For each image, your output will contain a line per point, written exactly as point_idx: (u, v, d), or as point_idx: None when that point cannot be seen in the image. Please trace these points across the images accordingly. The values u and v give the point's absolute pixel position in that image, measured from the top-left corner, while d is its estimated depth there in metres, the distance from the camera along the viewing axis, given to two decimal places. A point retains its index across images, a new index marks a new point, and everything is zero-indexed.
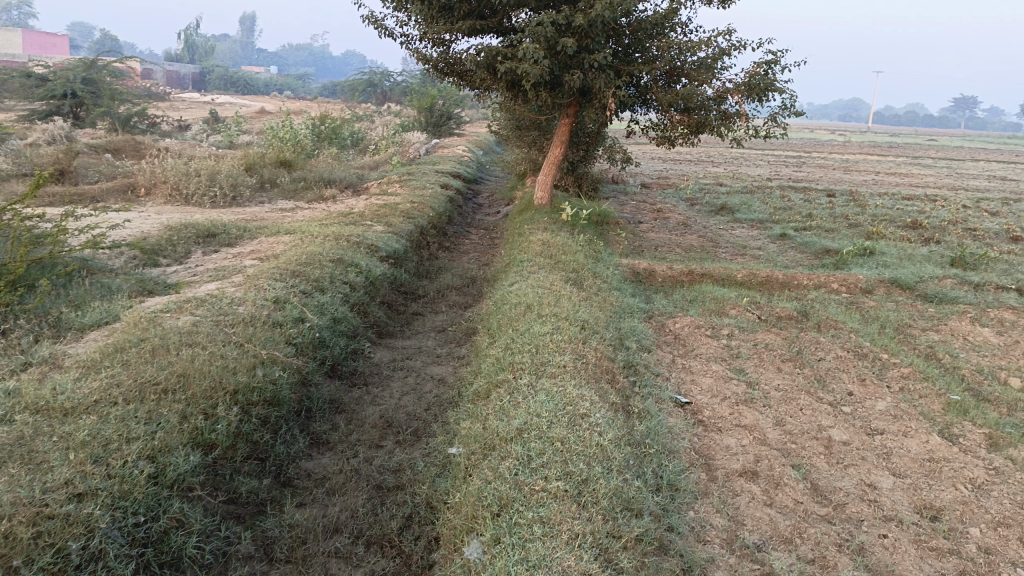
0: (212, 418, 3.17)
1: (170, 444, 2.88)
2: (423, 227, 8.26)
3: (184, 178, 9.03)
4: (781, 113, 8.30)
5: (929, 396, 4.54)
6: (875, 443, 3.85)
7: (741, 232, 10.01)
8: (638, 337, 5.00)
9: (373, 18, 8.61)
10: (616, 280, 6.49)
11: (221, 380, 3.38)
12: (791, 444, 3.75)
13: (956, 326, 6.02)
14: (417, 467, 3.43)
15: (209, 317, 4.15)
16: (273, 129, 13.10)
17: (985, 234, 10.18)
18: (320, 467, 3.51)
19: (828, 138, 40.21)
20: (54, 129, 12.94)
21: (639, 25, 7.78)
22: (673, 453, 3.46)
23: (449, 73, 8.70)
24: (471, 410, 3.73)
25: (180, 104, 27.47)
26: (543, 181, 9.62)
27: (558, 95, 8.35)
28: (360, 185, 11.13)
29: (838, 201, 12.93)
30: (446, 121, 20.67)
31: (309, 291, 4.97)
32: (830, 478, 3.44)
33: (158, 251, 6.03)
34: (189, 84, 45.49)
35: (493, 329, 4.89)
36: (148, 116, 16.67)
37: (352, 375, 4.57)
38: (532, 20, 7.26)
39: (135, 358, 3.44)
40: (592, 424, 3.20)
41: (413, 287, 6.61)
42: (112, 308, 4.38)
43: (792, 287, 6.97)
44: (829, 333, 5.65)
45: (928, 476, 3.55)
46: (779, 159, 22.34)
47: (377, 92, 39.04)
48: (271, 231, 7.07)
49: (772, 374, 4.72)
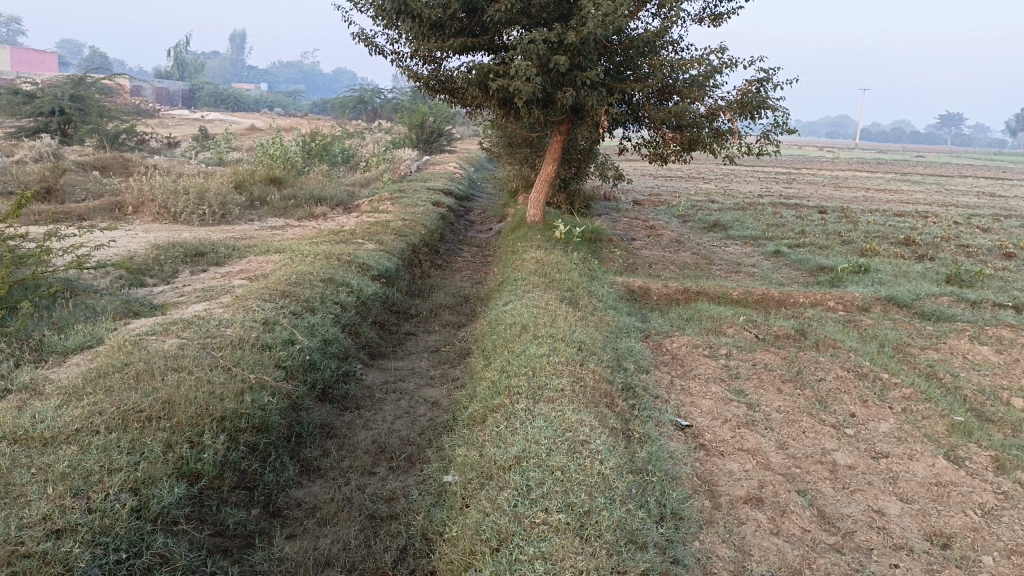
0: (198, 447, 3.06)
1: (154, 475, 2.76)
2: (415, 245, 8.17)
3: (173, 196, 8.92)
4: (774, 130, 8.29)
5: (932, 417, 4.47)
6: (880, 467, 3.76)
7: (735, 249, 9.96)
8: (635, 358, 4.91)
9: (364, 36, 8.57)
10: (612, 298, 6.40)
11: (208, 406, 3.26)
12: (796, 468, 3.65)
13: (954, 344, 5.96)
14: (412, 496, 3.31)
15: (195, 340, 4.03)
16: (264, 146, 13.02)
17: (978, 251, 10.18)
18: (311, 495, 3.38)
19: (815, 155, 40.49)
20: (41, 146, 12.80)
21: (631, 43, 7.72)
22: (676, 480, 3.35)
23: (440, 90, 8.64)
24: (467, 436, 3.62)
25: (170, 122, 27.33)
26: (535, 198, 9.55)
27: (550, 112, 8.30)
28: (351, 203, 11.04)
29: (830, 217, 12.93)
30: (437, 138, 20.67)
31: (300, 312, 4.86)
32: (837, 505, 3.34)
33: (145, 270, 5.91)
34: (179, 102, 45.44)
35: (488, 350, 4.79)
36: (138, 133, 16.58)
37: (343, 399, 4.45)
38: (524, 38, 7.21)
39: (118, 384, 3.32)
40: (593, 451, 3.10)
41: (405, 306, 6.51)
42: (96, 331, 4.26)
43: (788, 305, 6.91)
44: (827, 352, 5.57)
45: (937, 502, 3.45)
46: (770, 175, 22.43)
47: (368, 109, 39.10)
48: (260, 250, 6.96)
49: (773, 395, 4.64)
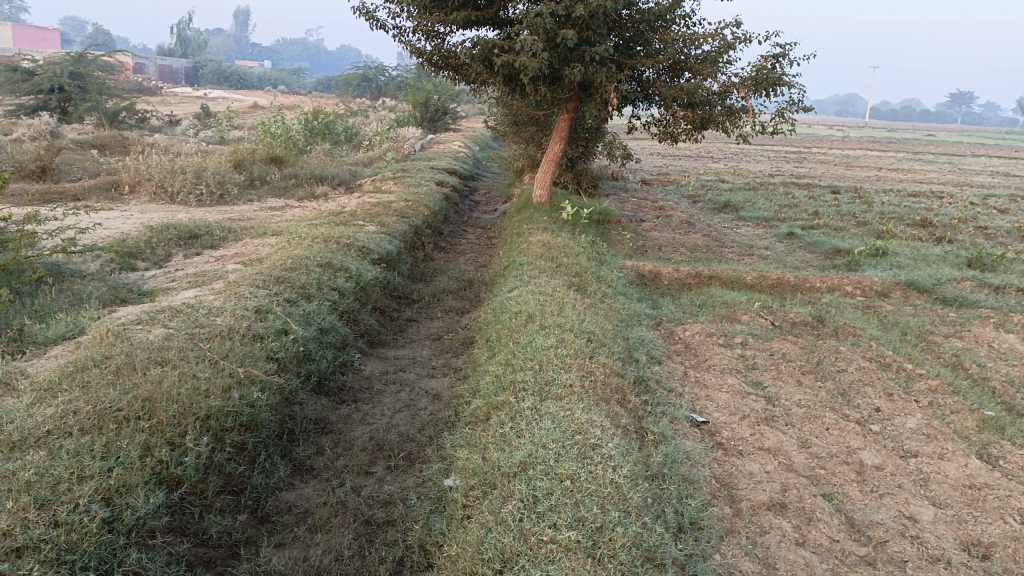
0: (179, 449, 2.84)
1: (130, 483, 2.55)
2: (417, 227, 7.92)
3: (170, 175, 8.68)
4: (790, 108, 7.97)
5: (961, 412, 4.21)
6: (910, 468, 3.52)
7: (747, 231, 9.69)
8: (647, 349, 4.67)
9: (364, 10, 8.27)
10: (621, 284, 6.15)
11: (192, 404, 3.04)
12: (820, 469, 3.42)
13: (979, 332, 5.69)
14: (410, 501, 3.09)
15: (183, 330, 3.79)
16: (266, 124, 12.74)
17: (996, 233, 9.87)
18: (303, 498, 3.16)
19: (826, 133, 39.85)
20: (39, 124, 12.53)
21: (642, 17, 7.44)
22: (693, 484, 3.13)
23: (444, 66, 8.34)
24: (469, 436, 3.39)
25: (174, 100, 27.02)
26: (541, 178, 9.27)
27: (558, 89, 8.01)
28: (353, 182, 10.77)
29: (843, 198, 12.59)
30: (441, 116, 20.31)
31: (295, 299, 4.62)
32: (866, 511, 3.11)
33: (135, 254, 5.69)
34: (182, 79, 45.08)
35: (492, 340, 4.55)
36: (138, 112, 16.31)
37: (340, 391, 4.22)
38: (531, 11, 6.88)
39: (96, 380, 3.10)
40: (605, 457, 2.86)
41: (407, 291, 6.27)
42: (78, 320, 4.04)
43: (804, 290, 6.63)
44: (847, 341, 5.32)
45: (972, 507, 3.22)
46: (780, 154, 21.98)
47: (372, 87, 38.65)
48: (257, 232, 6.72)
49: (793, 388, 4.40)
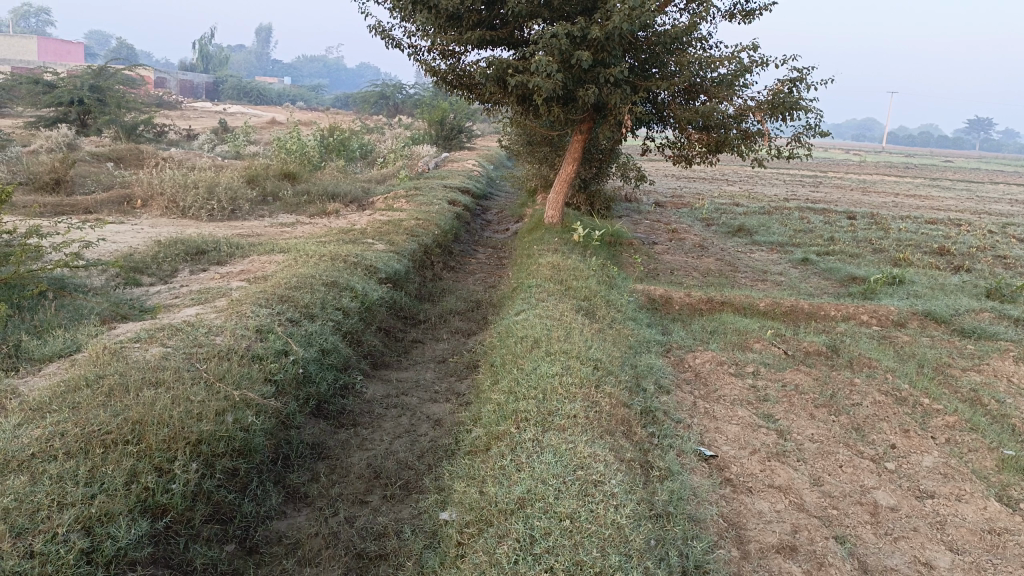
0: (167, 475, 2.77)
1: (112, 511, 2.48)
2: (427, 246, 7.86)
3: (182, 190, 8.68)
4: (806, 133, 7.85)
5: (981, 451, 4.06)
6: (926, 510, 3.38)
7: (761, 256, 9.55)
8: (656, 377, 4.56)
9: (380, 28, 8.28)
10: (631, 308, 6.04)
11: (183, 428, 2.96)
12: (832, 509, 3.29)
13: (999, 366, 5.52)
14: (404, 534, 2.99)
15: (180, 350, 3.72)
16: (281, 140, 12.78)
17: (1016, 263, 9.69)
18: (294, 528, 3.07)
19: (842, 157, 39.76)
20: (57, 136, 12.63)
21: (658, 39, 7.36)
22: (700, 523, 3.00)
23: (458, 85, 8.32)
24: (468, 467, 3.28)
25: (193, 113, 27.35)
26: (554, 199, 9.21)
27: (572, 110, 7.95)
28: (366, 199, 10.74)
29: (859, 224, 12.44)
30: (457, 134, 20.36)
31: (298, 319, 4.55)
32: (879, 555, 2.98)
33: (141, 269, 5.66)
34: (202, 94, 45.63)
35: (497, 365, 4.45)
36: (156, 126, 16.46)
37: (339, 415, 4.14)
38: (546, 31, 6.84)
39: (87, 401, 3.03)
40: (607, 495, 2.75)
41: (413, 311, 6.19)
42: (76, 336, 3.98)
43: (819, 318, 6.50)
44: (862, 372, 5.17)
45: (992, 554, 3.07)
46: (796, 178, 21.86)
47: (389, 104, 38.96)
48: (265, 248, 6.66)
49: (805, 421, 4.26)
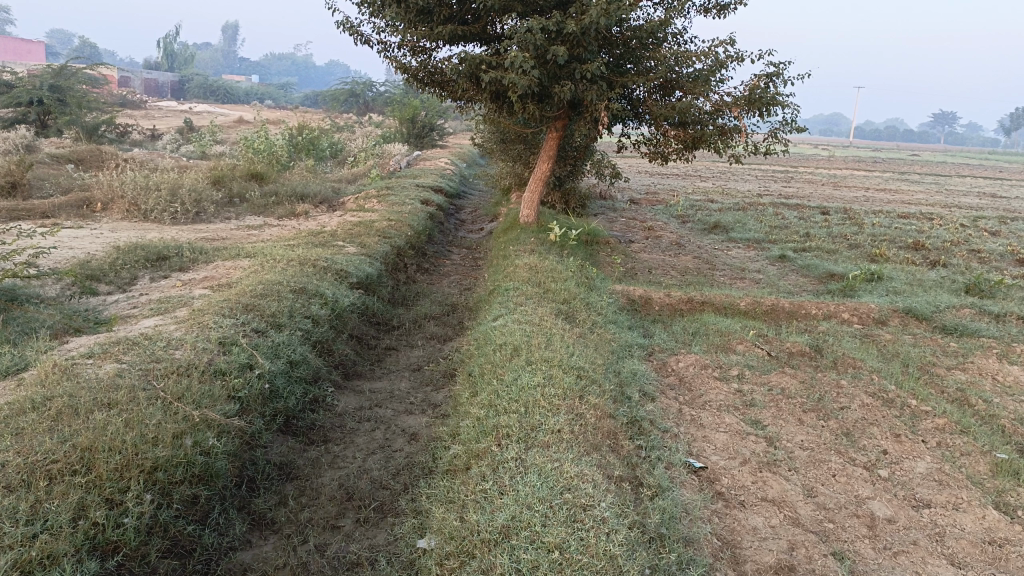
0: (120, 508, 2.54)
1: (56, 553, 2.26)
2: (399, 247, 7.63)
3: (144, 193, 8.35)
4: (783, 128, 7.74)
5: (973, 455, 3.95)
6: (924, 520, 3.26)
7: (738, 253, 9.46)
8: (639, 384, 4.39)
9: (348, 24, 8.02)
10: (611, 310, 5.88)
11: (137, 454, 2.73)
12: (829, 523, 3.15)
13: (983, 364, 5.45)
14: (379, 564, 2.79)
15: (136, 366, 3.47)
16: (248, 140, 12.43)
17: (990, 257, 9.70)
18: (260, 559, 2.85)
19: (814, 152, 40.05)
20: (15, 137, 12.14)
21: (633, 33, 7.20)
22: (693, 545, 2.84)
23: (429, 82, 8.09)
24: (447, 488, 3.08)
25: (158, 113, 26.70)
26: (529, 198, 9.01)
27: (546, 107, 7.77)
28: (336, 200, 10.46)
29: (834, 219, 12.43)
30: (428, 132, 20.08)
31: (264, 329, 4.31)
32: (880, 573, 2.84)
33: (98, 277, 5.37)
34: (167, 92, 44.69)
35: (474, 375, 4.26)
36: (119, 126, 15.97)
37: (309, 431, 3.92)
38: (519, 26, 6.62)
39: (32, 426, 2.79)
40: (597, 520, 2.58)
41: (386, 317, 5.97)
42: (24, 354, 3.71)
43: (800, 317, 6.40)
44: (848, 373, 5.06)
45: (995, 567, 2.94)
46: (768, 174, 21.90)
47: (359, 102, 38.46)
48: (230, 253, 6.38)
49: (794, 427, 4.12)
